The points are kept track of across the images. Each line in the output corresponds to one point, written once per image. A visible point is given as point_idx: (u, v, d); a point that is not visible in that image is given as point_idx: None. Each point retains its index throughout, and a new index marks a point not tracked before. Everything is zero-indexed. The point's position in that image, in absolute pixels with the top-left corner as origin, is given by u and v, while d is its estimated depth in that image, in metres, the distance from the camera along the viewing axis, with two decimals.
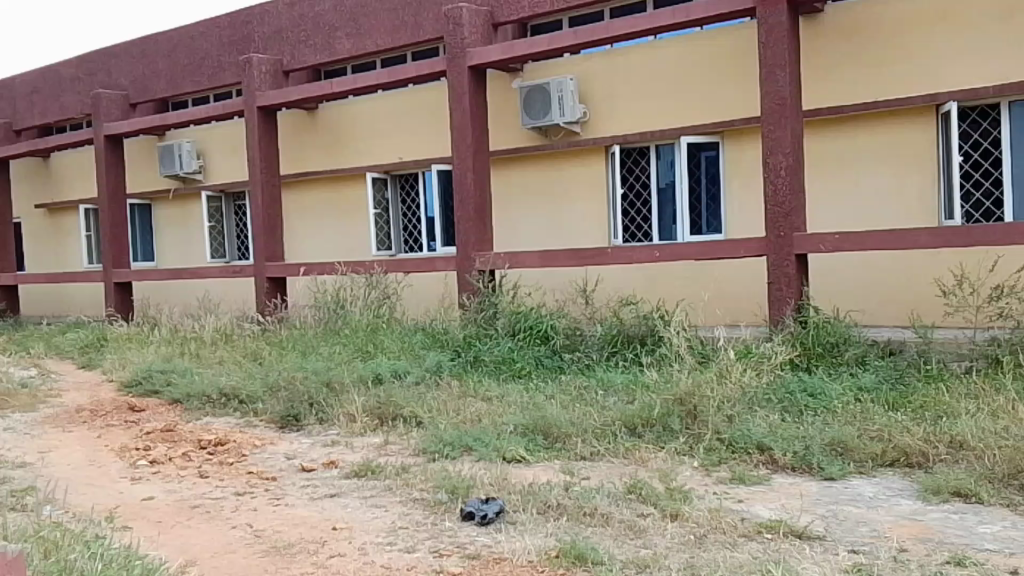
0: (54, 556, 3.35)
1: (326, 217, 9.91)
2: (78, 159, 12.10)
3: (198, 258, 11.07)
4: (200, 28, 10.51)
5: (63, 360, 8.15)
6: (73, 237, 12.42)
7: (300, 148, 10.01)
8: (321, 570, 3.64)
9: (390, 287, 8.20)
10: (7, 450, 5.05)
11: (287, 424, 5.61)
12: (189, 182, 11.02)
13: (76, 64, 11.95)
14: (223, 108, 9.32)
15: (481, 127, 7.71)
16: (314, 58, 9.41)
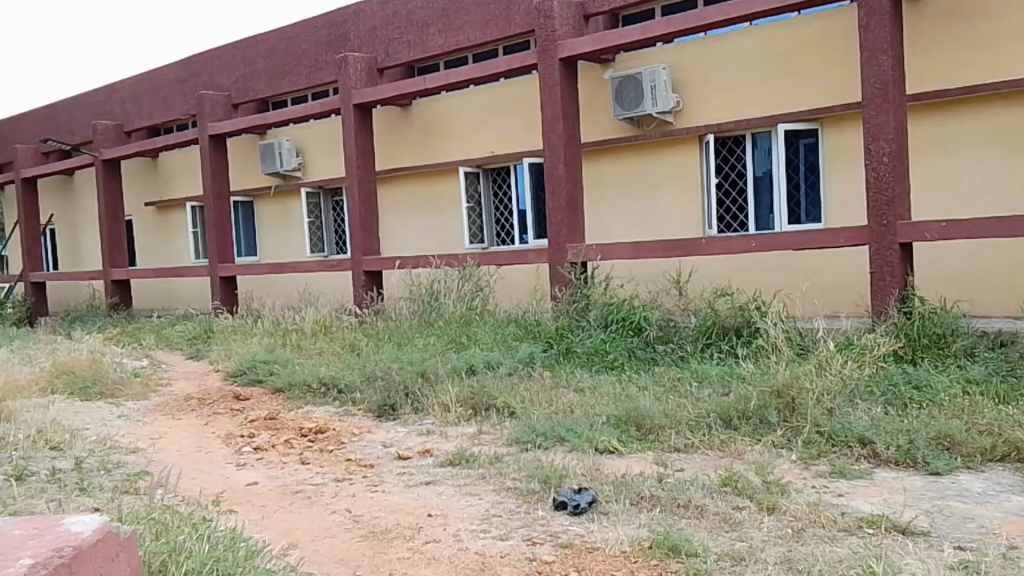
0: (165, 537, 3.50)
1: (418, 211, 10.09)
2: (183, 158, 12.62)
3: (296, 252, 11.44)
4: (296, 29, 10.80)
5: (172, 351, 8.56)
6: (178, 234, 12.97)
7: (393, 144, 10.23)
8: (416, 556, 3.74)
9: (482, 279, 8.32)
10: (123, 435, 5.32)
11: (384, 413, 5.75)
12: (286, 179, 11.38)
13: (179, 67, 12.44)
14: (319, 107, 9.67)
15: (572, 119, 7.71)
16: (406, 55, 9.56)
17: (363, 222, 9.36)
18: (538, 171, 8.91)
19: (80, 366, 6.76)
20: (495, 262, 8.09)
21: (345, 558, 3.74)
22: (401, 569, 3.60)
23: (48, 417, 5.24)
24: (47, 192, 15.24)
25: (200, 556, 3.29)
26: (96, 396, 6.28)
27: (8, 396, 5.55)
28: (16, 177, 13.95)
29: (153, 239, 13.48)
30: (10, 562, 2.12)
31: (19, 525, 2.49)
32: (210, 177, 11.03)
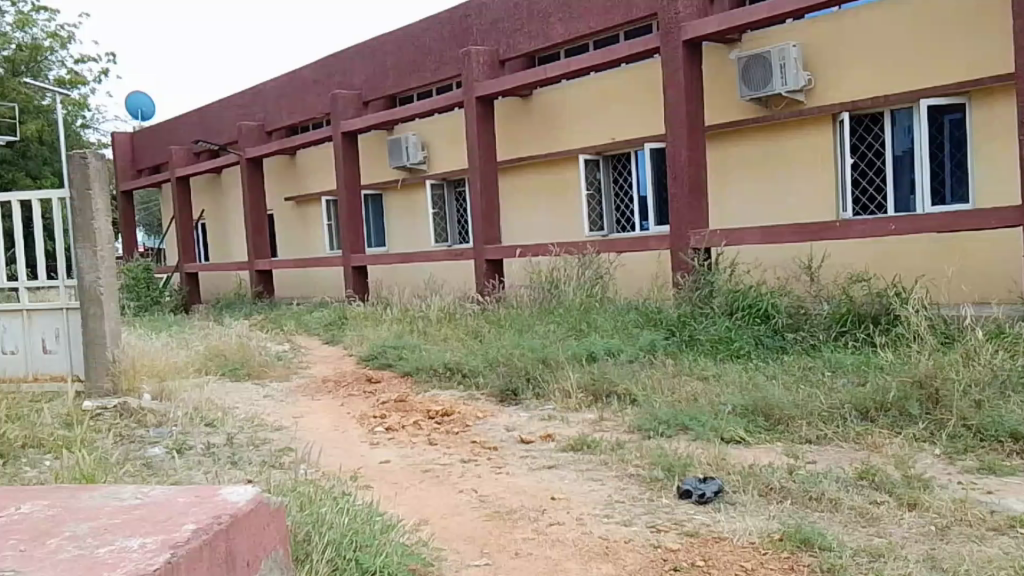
0: (309, 509, 3.77)
1: (540, 199, 10.18)
2: (318, 154, 13.28)
3: (421, 242, 11.81)
4: (423, 25, 11.10)
5: (310, 336, 9.07)
6: (315, 226, 13.67)
7: (515, 133, 10.36)
8: (542, 537, 3.85)
9: (602, 267, 8.35)
10: (269, 414, 5.70)
11: (506, 398, 5.89)
12: (413, 172, 11.75)
13: (316, 68, 13.04)
14: (445, 100, 9.93)
15: (696, 102, 7.55)
16: (528, 45, 9.63)
17: (485, 212, 9.55)
18: (658, 156, 8.82)
19: (228, 349, 7.30)
20: (615, 250, 8.07)
21: (475, 537, 3.90)
22: (527, 549, 3.72)
23: (203, 394, 5.68)
24: (199, 189, 16.40)
25: (341, 528, 3.53)
26: (244, 376, 6.78)
27: (169, 375, 6.07)
28: (171, 175, 15.06)
29: (293, 232, 14.26)
30: (177, 527, 2.37)
31: (183, 492, 2.77)
32: (343, 172, 11.54)
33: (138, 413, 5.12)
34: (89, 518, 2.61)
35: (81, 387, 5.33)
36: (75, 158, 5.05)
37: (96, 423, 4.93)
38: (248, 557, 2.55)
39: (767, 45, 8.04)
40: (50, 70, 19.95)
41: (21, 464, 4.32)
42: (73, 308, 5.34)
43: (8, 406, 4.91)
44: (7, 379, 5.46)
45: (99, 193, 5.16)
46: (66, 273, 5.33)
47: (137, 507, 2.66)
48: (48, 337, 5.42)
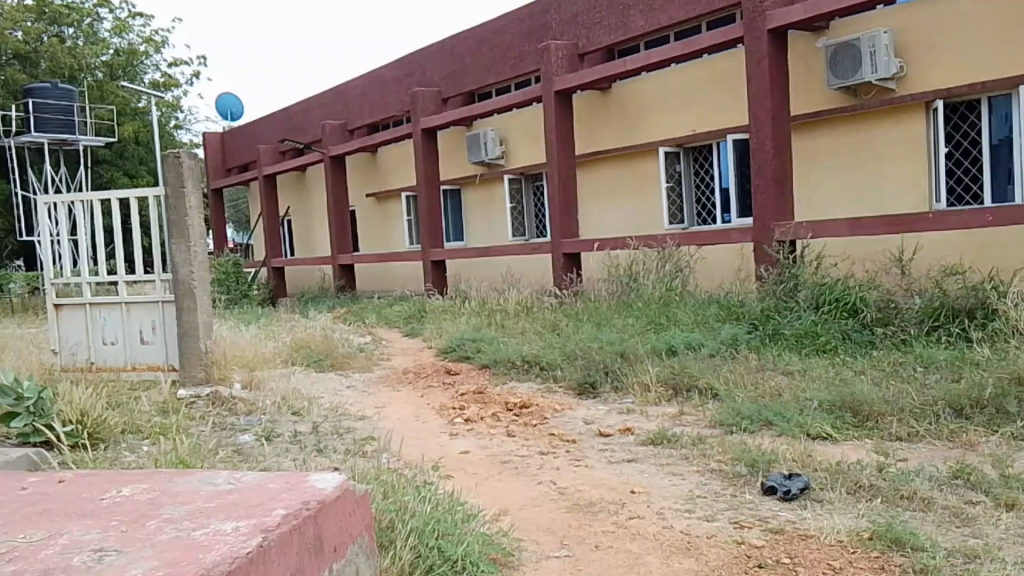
0: (393, 497, 3.87)
1: (618, 193, 10.14)
2: (398, 152, 13.51)
3: (500, 236, 11.90)
4: (502, 22, 11.17)
5: (391, 329, 9.27)
6: (396, 221, 13.91)
7: (595, 128, 10.37)
8: (621, 530, 3.85)
9: (682, 260, 8.28)
10: (352, 403, 5.84)
11: (584, 391, 5.90)
12: (491, 168, 11.86)
13: (397, 66, 13.26)
14: (523, 96, 9.98)
15: (782, 91, 7.41)
16: (609, 38, 9.59)
17: (563, 206, 9.56)
18: (741, 148, 8.63)
19: (313, 341, 7.50)
20: (695, 243, 7.97)
21: (555, 528, 3.93)
22: (607, 542, 3.73)
23: (290, 384, 5.86)
24: (285, 187, 16.89)
25: (424, 516, 3.61)
26: (328, 367, 6.97)
27: (258, 365, 6.28)
28: (259, 174, 15.53)
29: (374, 228, 14.56)
30: (269, 511, 2.50)
31: (275, 477, 2.93)
32: (423, 168, 11.70)
33: (228, 402, 5.31)
34: (185, 501, 2.80)
35: (177, 376, 5.55)
36: (170, 158, 5.28)
37: (191, 411, 5.15)
38: (335, 543, 2.68)
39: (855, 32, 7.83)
40: (144, 74, 20.94)
41: (121, 449, 4.55)
42: (168, 301, 5.56)
43: (109, 394, 5.16)
44: (108, 368, 5.73)
45: (192, 191, 5.35)
46: (161, 267, 5.54)
47: (233, 492, 2.84)
48: (145, 329, 5.66)
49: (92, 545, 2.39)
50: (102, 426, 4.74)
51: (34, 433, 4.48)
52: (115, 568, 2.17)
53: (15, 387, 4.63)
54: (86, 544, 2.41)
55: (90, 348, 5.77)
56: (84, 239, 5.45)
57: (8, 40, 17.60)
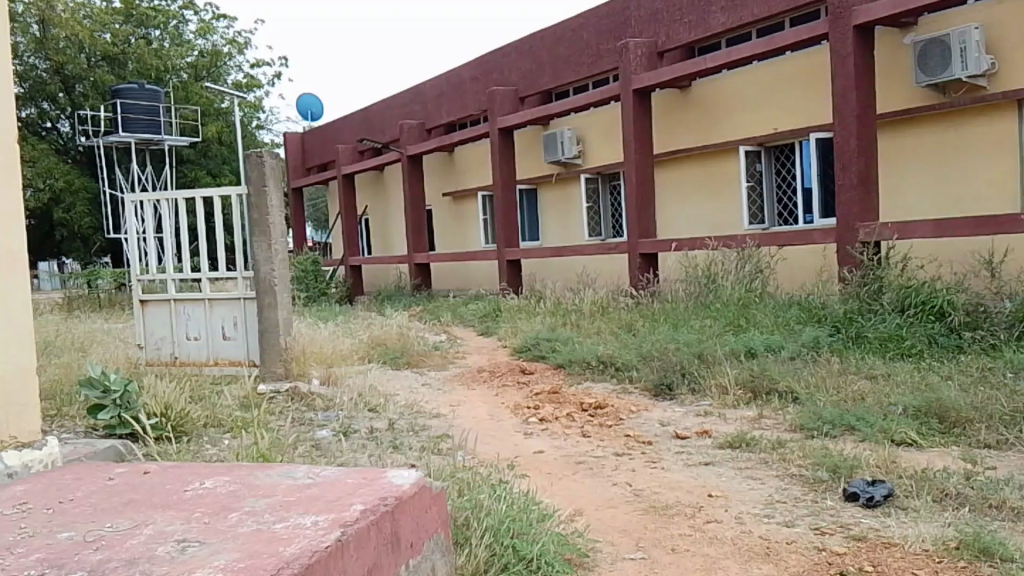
0: (468, 495, 3.87)
1: (696, 193, 10.07)
2: (475, 151, 13.62)
3: (576, 236, 11.90)
4: (580, 20, 11.14)
5: (466, 327, 9.38)
6: (472, 221, 13.98)
7: (671, 127, 10.30)
8: (699, 534, 3.80)
9: (762, 260, 8.17)
10: (427, 401, 5.89)
11: (661, 392, 5.86)
12: (568, 167, 11.87)
13: (473, 65, 13.29)
14: (600, 94, 9.96)
15: (868, 89, 7.24)
16: (688, 36, 9.42)
17: (640, 204, 9.50)
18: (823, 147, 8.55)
19: (390, 339, 7.58)
20: (776, 243, 7.89)
21: (630, 530, 3.89)
22: (684, 545, 3.68)
23: (367, 381, 5.93)
24: (363, 186, 17.14)
25: (499, 514, 3.61)
26: (404, 365, 7.03)
27: (336, 361, 6.38)
28: (337, 173, 15.76)
29: (451, 227, 14.67)
30: (347, 506, 2.62)
31: (350, 474, 3.07)
32: (498, 167, 11.74)
33: (307, 397, 5.40)
34: (266, 495, 2.88)
35: (257, 372, 5.64)
36: (252, 158, 5.39)
37: (271, 405, 5.24)
38: (411, 538, 2.77)
39: (947, 28, 7.63)
40: (229, 74, 21.38)
41: (204, 442, 4.64)
42: (249, 297, 5.67)
43: (192, 388, 5.28)
44: (190, 363, 5.86)
45: (273, 190, 5.46)
46: (243, 265, 5.68)
47: (311, 486, 2.96)
48: (227, 325, 5.77)
49: (177, 535, 2.47)
50: (185, 419, 4.84)
51: (121, 425, 4.55)
52: (199, 558, 2.24)
53: (103, 380, 4.66)
54: (170, 535, 2.48)
55: (174, 343, 5.93)
56: (169, 236, 5.61)
57: (97, 43, 18.52)
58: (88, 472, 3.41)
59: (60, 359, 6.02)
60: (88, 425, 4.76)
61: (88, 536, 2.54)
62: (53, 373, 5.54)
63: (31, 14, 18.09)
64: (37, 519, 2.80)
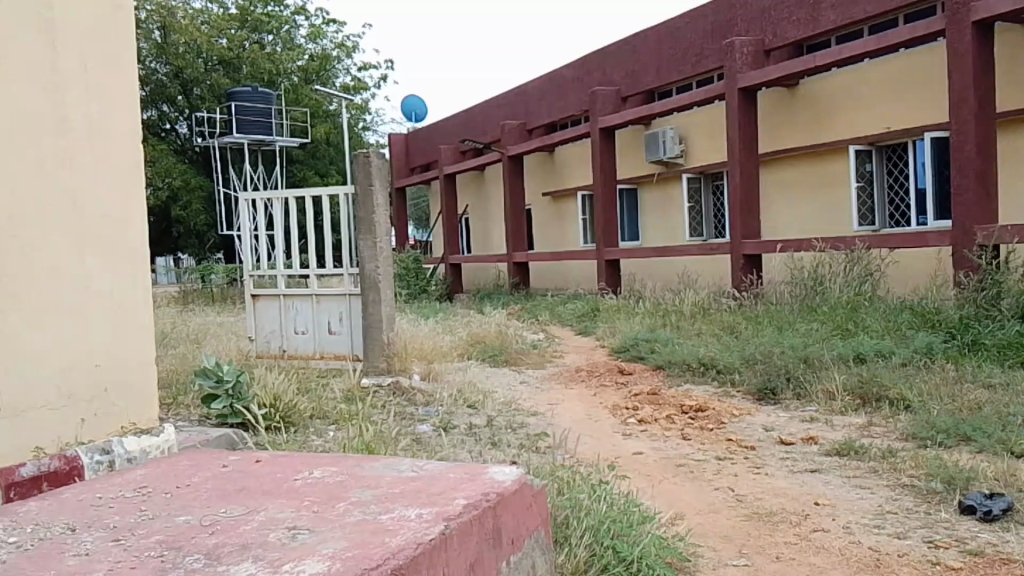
0: (568, 493, 3.84)
1: (802, 195, 9.89)
2: (576, 151, 13.67)
3: (677, 236, 11.81)
4: (685, 19, 11.01)
5: (564, 326, 9.43)
6: (572, 221, 14.03)
7: (778, 127, 10.11)
8: (804, 542, 3.71)
9: (873, 263, 7.92)
10: (526, 399, 5.93)
11: (765, 397, 5.76)
12: (670, 167, 11.79)
13: (576, 66, 13.30)
14: (703, 93, 9.87)
15: (986, 86, 6.95)
16: (796, 34, 9.20)
17: (744, 206, 9.35)
18: (940, 146, 8.24)
19: (489, 336, 7.67)
20: (888, 245, 7.72)
21: (732, 536, 3.82)
22: (789, 554, 3.60)
23: (466, 378, 6.02)
24: (465, 186, 17.37)
25: (599, 514, 3.58)
26: (503, 363, 7.12)
27: (436, 357, 6.49)
28: (439, 173, 16.05)
29: (550, 226, 14.76)
30: (450, 500, 2.66)
31: (454, 469, 3.12)
32: (598, 166, 11.74)
33: (408, 392, 5.52)
34: (372, 486, 2.95)
35: (361, 366, 5.80)
36: (359, 158, 5.52)
37: (374, 399, 5.37)
38: (513, 534, 2.80)
39: None
40: (337, 77, 22.11)
41: (310, 433, 4.77)
42: (355, 294, 5.85)
43: (300, 380, 5.46)
44: (298, 356, 6.08)
45: (379, 189, 5.59)
46: (349, 262, 5.85)
47: (417, 478, 3.03)
48: (333, 320, 5.97)
49: (287, 523, 2.55)
50: (292, 411, 4.99)
51: (233, 415, 4.70)
52: (307, 547, 2.30)
53: (217, 370, 4.84)
54: (280, 522, 2.57)
55: (283, 337, 6.14)
56: (279, 234, 5.83)
57: (214, 47, 19.49)
58: (203, 459, 3.54)
59: (177, 349, 6.32)
60: (201, 414, 4.94)
61: (204, 520, 2.64)
62: (170, 363, 5.82)
63: (153, 21, 19.21)
64: (157, 501, 2.92)
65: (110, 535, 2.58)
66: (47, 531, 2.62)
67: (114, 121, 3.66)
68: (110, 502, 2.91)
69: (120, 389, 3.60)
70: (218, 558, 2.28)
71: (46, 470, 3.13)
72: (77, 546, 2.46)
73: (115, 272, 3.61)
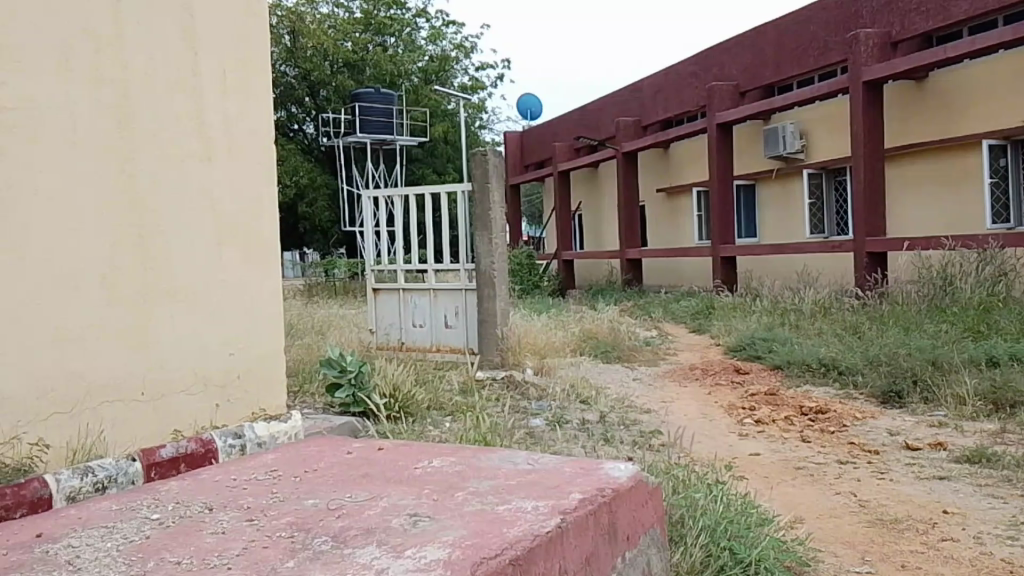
0: (683, 492, 3.82)
1: (929, 191, 9.50)
2: (692, 147, 13.52)
3: (797, 233, 11.54)
4: (807, 12, 10.70)
5: (677, 324, 9.38)
6: (687, 218, 13.88)
7: (905, 121, 9.72)
8: (932, 551, 3.59)
9: (1008, 262, 7.59)
10: (639, 396, 5.95)
11: (889, 400, 5.59)
12: (789, 162, 11.49)
13: (693, 61, 13.13)
14: (826, 87, 9.59)
15: None
16: (925, 25, 8.79)
17: (869, 202, 9.04)
18: None
19: (601, 332, 7.76)
20: None
21: (854, 542, 3.73)
22: (916, 563, 3.49)
23: (578, 373, 6.08)
24: (578, 183, 17.39)
25: (716, 514, 3.56)
26: (615, 359, 7.16)
27: (549, 353, 6.59)
28: (554, 170, 16.17)
29: (664, 223, 14.61)
30: (566, 494, 2.72)
31: (569, 464, 3.17)
32: (715, 162, 11.58)
33: (521, 386, 5.63)
34: (489, 477, 3.04)
35: (475, 359, 5.97)
36: (477, 156, 5.74)
37: (488, 392, 5.51)
38: (628, 531, 2.81)
39: None
40: (455, 77, 22.49)
41: (428, 423, 4.92)
42: (471, 289, 6.02)
43: (418, 372, 5.63)
44: (416, 348, 6.28)
45: (496, 187, 5.81)
46: (465, 258, 6.03)
47: (532, 472, 3.10)
48: (449, 314, 6.15)
49: (408, 510, 2.65)
50: (411, 401, 5.15)
51: (355, 403, 4.88)
52: (429, 533, 2.39)
53: (340, 360, 5.01)
54: (403, 509, 2.67)
55: (402, 330, 6.35)
56: (399, 230, 6.03)
57: (339, 50, 20.17)
58: (329, 445, 3.70)
59: (303, 340, 6.62)
60: (325, 402, 5.15)
61: (331, 505, 2.77)
62: (296, 354, 6.10)
63: (284, 26, 19.95)
64: (287, 485, 3.07)
65: (245, 515, 2.69)
66: (186, 510, 2.75)
67: (250, 121, 3.85)
68: (244, 484, 3.06)
69: (251, 376, 3.80)
70: (344, 541, 2.37)
71: (184, 450, 3.29)
72: (214, 524, 2.58)
73: (246, 263, 3.80)
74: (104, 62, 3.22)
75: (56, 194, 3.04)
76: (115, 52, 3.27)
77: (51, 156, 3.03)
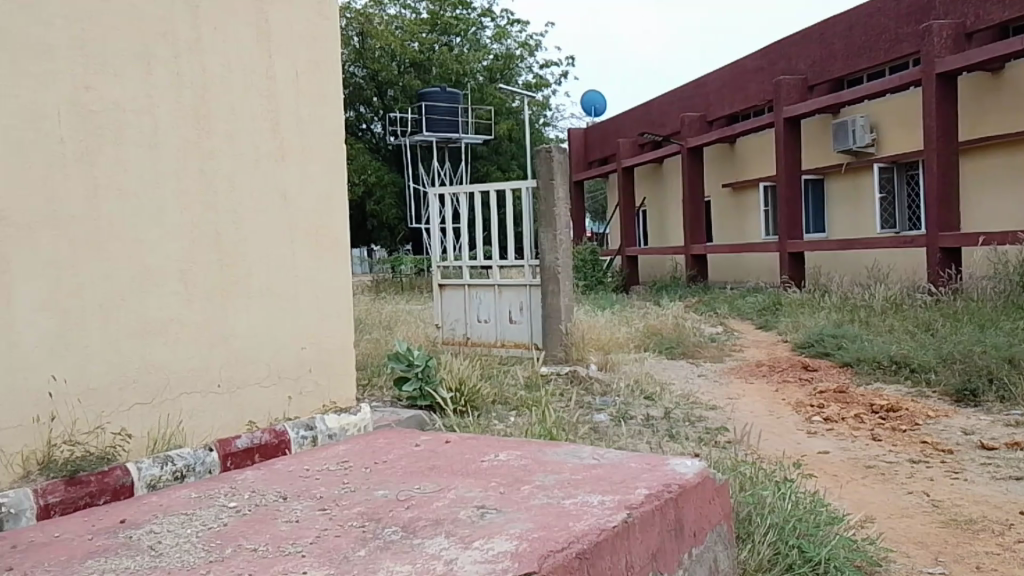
0: (750, 489, 3.82)
1: (1005, 183, 9.21)
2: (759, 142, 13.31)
3: (867, 229, 11.31)
4: (878, 3, 10.45)
5: (743, 320, 9.30)
6: (753, 213, 13.73)
7: (981, 112, 9.43)
8: (1007, 553, 3.52)
9: None
10: (704, 392, 5.95)
11: (963, 399, 5.47)
12: (859, 156, 11.24)
13: (759, 56, 12.93)
14: (898, 79, 9.35)
15: None
16: (1002, 14, 8.52)
17: (942, 196, 8.80)
18: None
19: (666, 328, 7.74)
20: None
21: (926, 543, 3.68)
22: (992, 565, 3.43)
23: (642, 369, 6.10)
24: (641, 178, 17.30)
25: (785, 512, 3.56)
26: (680, 355, 7.16)
27: (613, 348, 6.61)
28: (618, 166, 16.11)
29: (730, 218, 14.46)
30: (632, 490, 2.76)
31: (635, 459, 3.21)
32: (781, 157, 11.40)
33: (585, 381, 5.67)
34: (555, 471, 3.10)
35: (540, 355, 6.05)
36: (541, 153, 5.79)
37: (551, 386, 5.57)
38: (695, 527, 2.83)
39: None
40: (521, 75, 22.56)
41: (493, 417, 4.99)
42: (536, 285, 6.12)
43: (483, 367, 5.72)
44: (480, 343, 6.38)
45: (561, 184, 5.88)
46: (530, 254, 6.14)
47: (598, 466, 3.14)
48: (514, 310, 6.24)
49: (476, 502, 2.72)
50: (476, 395, 5.23)
51: (423, 397, 4.98)
52: (495, 525, 2.46)
53: (408, 354, 5.12)
54: (470, 501, 2.74)
55: (467, 325, 6.44)
56: (464, 227, 6.12)
57: (406, 51, 20.48)
58: (399, 437, 3.80)
59: (372, 334, 6.78)
60: (393, 395, 5.26)
61: (399, 495, 2.86)
62: (365, 348, 6.25)
63: (353, 27, 20.37)
64: (358, 475, 3.17)
65: (317, 505, 2.80)
66: (261, 499, 2.87)
67: (323, 123, 3.96)
68: (316, 475, 3.17)
69: (324, 370, 3.94)
70: (414, 531, 2.45)
71: (257, 442, 3.40)
72: (288, 513, 2.69)
73: (317, 263, 3.91)
74: (184, 66, 3.36)
75: (139, 193, 3.19)
76: (195, 56, 3.41)
77: (135, 157, 3.18)
